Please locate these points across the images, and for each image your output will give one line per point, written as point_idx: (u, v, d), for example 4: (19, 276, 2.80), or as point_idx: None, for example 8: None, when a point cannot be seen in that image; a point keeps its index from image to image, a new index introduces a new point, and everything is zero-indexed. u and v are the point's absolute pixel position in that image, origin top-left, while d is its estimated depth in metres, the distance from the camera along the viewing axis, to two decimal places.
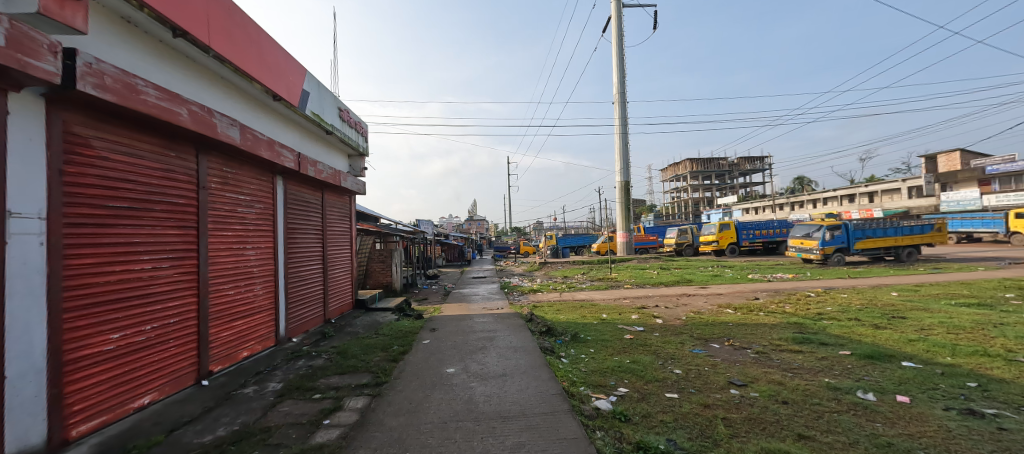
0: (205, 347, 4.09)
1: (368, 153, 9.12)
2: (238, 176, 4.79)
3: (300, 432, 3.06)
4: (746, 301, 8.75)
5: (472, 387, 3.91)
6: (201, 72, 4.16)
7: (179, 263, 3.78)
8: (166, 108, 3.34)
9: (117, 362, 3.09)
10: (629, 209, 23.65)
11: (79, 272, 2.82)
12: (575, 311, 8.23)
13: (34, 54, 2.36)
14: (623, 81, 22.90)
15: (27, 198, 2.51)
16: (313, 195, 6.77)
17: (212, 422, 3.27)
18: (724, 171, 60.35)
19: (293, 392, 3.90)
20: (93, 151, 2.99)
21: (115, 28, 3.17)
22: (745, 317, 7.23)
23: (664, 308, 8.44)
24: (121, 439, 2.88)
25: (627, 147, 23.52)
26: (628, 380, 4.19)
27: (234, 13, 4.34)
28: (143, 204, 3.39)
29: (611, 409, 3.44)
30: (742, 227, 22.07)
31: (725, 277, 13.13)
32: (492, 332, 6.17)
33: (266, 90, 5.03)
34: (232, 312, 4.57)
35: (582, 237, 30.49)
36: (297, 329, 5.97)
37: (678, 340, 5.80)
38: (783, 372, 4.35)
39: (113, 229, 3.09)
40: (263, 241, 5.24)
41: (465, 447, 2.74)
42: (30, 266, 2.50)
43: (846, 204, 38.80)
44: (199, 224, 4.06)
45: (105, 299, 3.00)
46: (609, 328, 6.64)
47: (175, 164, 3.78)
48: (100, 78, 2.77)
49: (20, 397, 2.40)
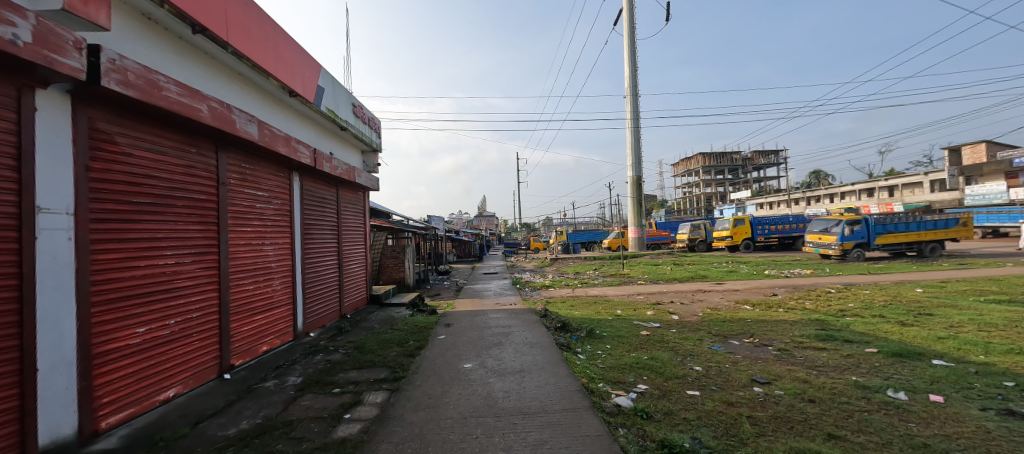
0: (227, 342, 4.14)
1: (381, 149, 9.13)
2: (257, 173, 4.82)
3: (322, 426, 3.07)
4: (764, 297, 8.61)
5: (490, 383, 3.89)
6: (220, 68, 4.17)
7: (201, 258, 3.81)
8: (188, 105, 3.35)
9: (141, 356, 3.13)
10: (641, 205, 23.27)
11: (105, 268, 2.85)
12: (589, 307, 8.16)
13: (60, 50, 2.36)
14: (635, 75, 22.57)
15: (54, 194, 2.54)
16: (328, 191, 6.80)
17: (235, 415, 3.32)
18: (737, 165, 59.38)
19: (313, 386, 3.93)
20: (118, 147, 3.02)
21: (137, 25, 3.19)
22: (764, 313, 7.10)
23: (680, 304, 8.34)
24: (148, 431, 2.93)
25: (637, 142, 23.22)
26: (647, 377, 4.14)
27: (252, 9, 4.36)
28: (166, 199, 3.43)
29: (632, 406, 3.38)
30: (757, 223, 21.67)
31: (741, 272, 12.92)
32: (508, 328, 6.14)
33: (283, 86, 5.04)
34: (252, 307, 4.61)
35: (591, 233, 30.33)
36: (314, 324, 6.02)
37: (696, 337, 5.71)
38: (808, 370, 4.24)
39: (137, 225, 3.13)
40: (281, 237, 5.28)
41: (486, 444, 2.71)
42: (58, 261, 2.53)
43: (864, 199, 37.86)
44: (219, 220, 4.09)
45: (131, 293, 3.05)
46: (624, 324, 6.57)
47: (196, 161, 3.81)
48: (123, 75, 2.78)
49: (51, 389, 2.45)
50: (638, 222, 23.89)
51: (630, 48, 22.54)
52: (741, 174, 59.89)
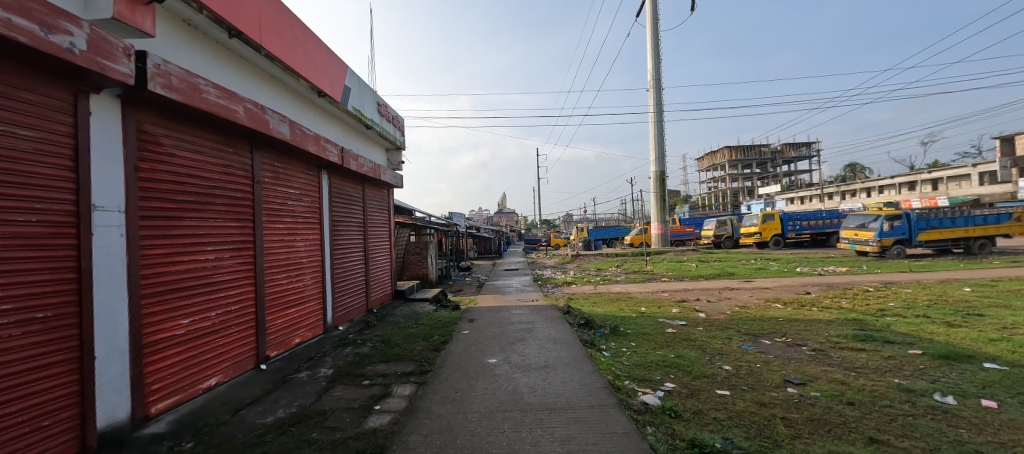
0: (263, 333, 4.32)
1: (405, 147, 9.28)
2: (289, 171, 4.98)
3: (354, 416, 3.17)
4: (796, 296, 8.29)
5: (515, 378, 3.91)
6: (253, 71, 4.33)
7: (238, 253, 3.98)
8: (226, 106, 3.50)
9: (186, 346, 3.30)
10: (665, 200, 22.80)
11: (153, 262, 3.02)
12: (612, 304, 8.09)
13: (111, 57, 2.49)
14: (658, 66, 22.03)
15: (108, 192, 2.70)
16: (354, 188, 6.95)
17: (272, 404, 3.46)
18: (765, 159, 57.18)
19: (344, 377, 4.06)
20: (163, 148, 3.18)
21: (178, 30, 3.33)
22: (797, 312, 6.84)
23: (707, 302, 8.14)
24: (193, 417, 3.10)
25: (660, 136, 22.71)
26: (674, 375, 4.06)
27: (283, 13, 4.49)
28: (206, 197, 3.59)
29: (659, 404, 3.33)
30: (787, 218, 20.86)
31: (771, 270, 12.47)
32: (530, 324, 6.16)
33: (312, 86, 5.18)
34: (286, 300, 4.78)
35: (613, 229, 29.99)
36: (343, 318, 6.20)
37: (725, 335, 5.57)
38: (845, 372, 4.07)
39: (180, 223, 3.30)
40: (311, 233, 5.45)
41: (514, 438, 2.72)
42: (112, 256, 2.69)
43: (905, 193, 35.78)
44: (254, 217, 4.25)
45: (176, 287, 3.22)
46: (649, 321, 6.49)
47: (233, 160, 3.97)
48: (167, 79, 2.92)
49: (107, 376, 2.62)
50: (661, 218, 23.41)
51: (653, 39, 22.04)
52: (770, 168, 57.70)
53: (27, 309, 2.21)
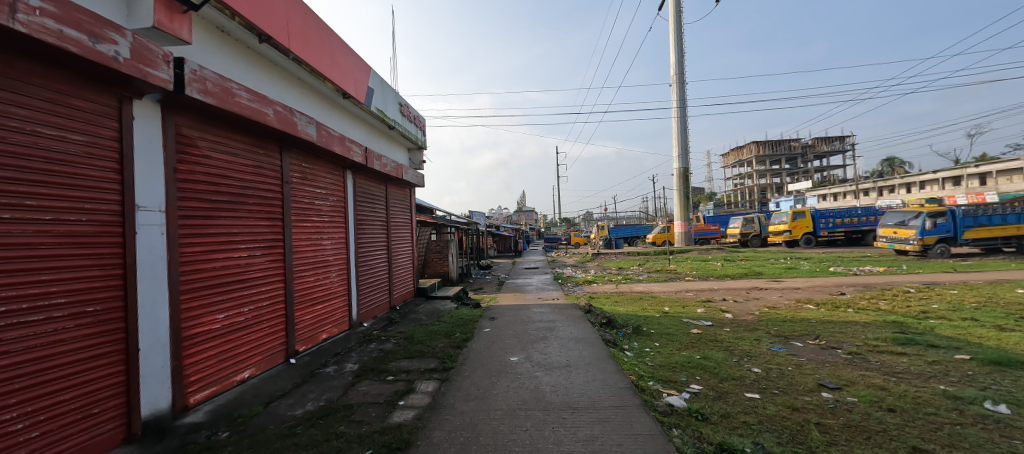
0: (292, 329, 4.47)
1: (426, 146, 9.40)
2: (315, 171, 5.13)
3: (379, 411, 3.23)
4: (829, 296, 7.93)
5: (537, 377, 3.90)
6: (282, 74, 4.47)
7: (269, 251, 4.13)
8: (257, 109, 3.63)
9: (221, 340, 3.45)
10: (688, 198, 22.25)
11: (191, 260, 3.16)
12: (634, 303, 7.96)
13: (152, 64, 2.62)
14: (681, 60, 21.49)
15: (149, 193, 2.84)
16: (377, 188, 7.09)
17: (302, 397, 3.57)
18: (795, 154, 54.90)
19: (369, 373, 4.14)
20: (199, 150, 3.32)
21: (213, 37, 3.48)
22: (830, 314, 6.55)
23: (734, 302, 7.89)
24: (228, 408, 3.23)
25: (684, 131, 22.15)
26: (700, 377, 3.96)
27: (310, 17, 4.62)
28: (239, 197, 3.74)
29: (685, 406, 3.25)
30: (819, 216, 19.97)
31: (802, 270, 11.99)
32: (552, 323, 6.13)
33: (337, 88, 5.30)
34: (314, 297, 4.93)
35: (634, 227, 29.52)
36: (367, 315, 6.35)
37: (753, 337, 5.38)
38: (885, 377, 3.86)
39: (216, 222, 3.45)
40: (337, 232, 5.60)
41: (537, 437, 2.72)
42: (154, 254, 2.84)
43: (949, 189, 33.61)
44: (284, 216, 4.40)
45: (212, 283, 3.36)
46: (673, 321, 6.35)
47: (263, 161, 4.11)
48: (203, 84, 3.05)
49: (150, 367, 2.76)
50: (684, 216, 22.88)
51: (676, 32, 21.50)
52: (800, 163, 55.37)
53: (79, 303, 2.35)
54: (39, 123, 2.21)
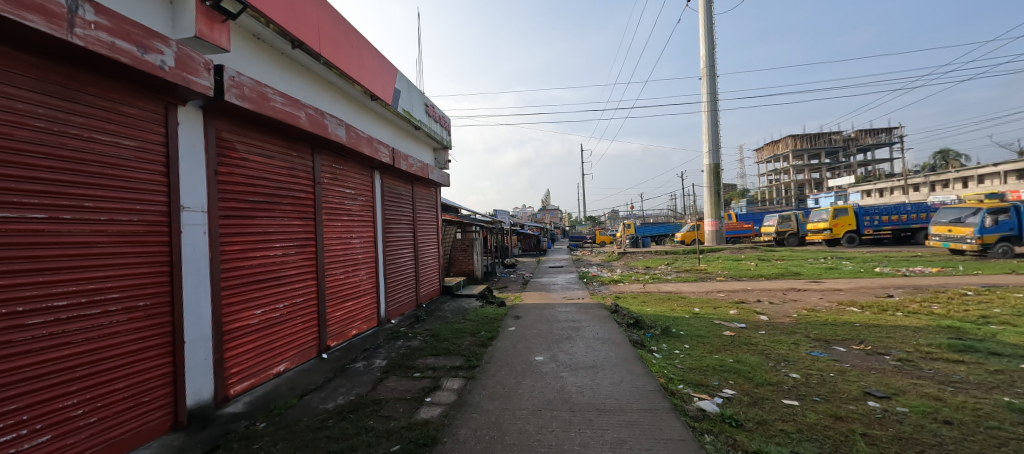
0: (324, 324, 4.62)
1: (452, 146, 9.49)
2: (345, 172, 5.27)
3: (407, 406, 3.29)
4: (875, 299, 7.43)
5: (562, 377, 3.87)
6: (314, 78, 4.62)
7: (302, 249, 4.28)
8: (290, 113, 3.76)
9: (258, 334, 3.61)
10: (719, 195, 21.46)
11: (231, 257, 3.32)
12: (662, 304, 7.75)
13: (194, 72, 2.76)
14: (711, 51, 20.72)
15: (193, 194, 3.00)
16: (404, 187, 7.23)
17: (333, 391, 3.69)
18: (835, 147, 51.85)
19: (396, 369, 4.23)
20: (238, 153, 3.48)
21: (250, 44, 3.63)
22: (877, 317, 6.13)
23: (769, 303, 7.54)
24: (265, 400, 3.38)
25: (714, 126, 21.37)
26: (733, 381, 3.79)
27: (339, 21, 4.75)
28: (274, 198, 3.89)
29: (718, 411, 3.12)
30: (862, 213, 18.77)
31: (844, 270, 11.30)
32: (577, 323, 6.05)
33: (365, 90, 5.43)
34: (344, 294, 5.08)
35: (661, 226, 28.80)
36: (395, 312, 6.48)
37: (791, 340, 5.11)
38: (940, 386, 3.57)
39: (253, 221, 3.60)
40: (366, 230, 5.75)
41: (563, 438, 2.69)
42: (198, 252, 3.00)
43: (1013, 183, 30.77)
44: (316, 216, 4.55)
45: (249, 280, 3.52)
46: (704, 323, 6.12)
47: (296, 163, 4.27)
48: (240, 89, 3.18)
49: (194, 359, 2.92)
50: (715, 214, 22.08)
51: (706, 22, 20.77)
52: (840, 157, 52.24)
53: (131, 297, 2.50)
54: (95, 130, 2.38)
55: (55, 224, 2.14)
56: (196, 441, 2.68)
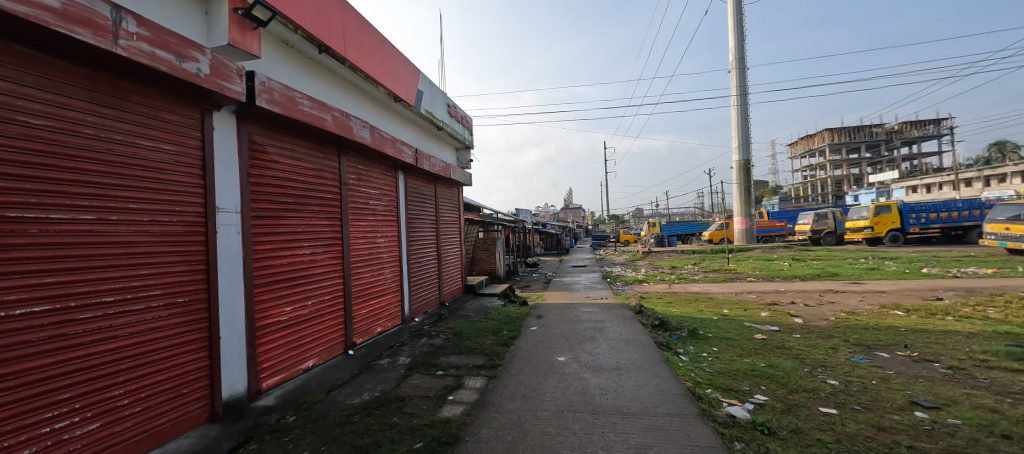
0: (351, 322, 4.74)
1: (474, 146, 9.55)
2: (370, 173, 5.39)
3: (429, 404, 3.32)
4: (923, 302, 6.94)
5: (585, 378, 3.81)
6: (340, 81, 4.74)
7: (330, 248, 4.41)
8: (317, 115, 3.87)
9: (289, 331, 3.74)
10: (749, 192, 20.65)
11: (262, 256, 3.45)
12: (689, 305, 7.53)
13: (227, 78, 2.88)
14: (741, 42, 19.94)
15: (227, 195, 3.14)
16: (427, 187, 7.33)
17: (359, 387, 3.78)
18: (877, 141, 48.85)
19: (420, 366, 4.29)
20: (269, 156, 3.61)
21: (279, 50, 3.76)
22: (925, 322, 5.72)
23: (804, 306, 7.18)
24: (295, 394, 3.50)
25: (744, 120, 20.57)
26: (765, 387, 3.63)
27: (364, 25, 4.85)
28: (302, 198, 4.02)
29: (749, 418, 3.00)
30: (907, 210, 17.61)
31: (887, 271, 10.62)
32: (600, 323, 5.96)
33: (389, 92, 5.52)
34: (369, 292, 5.19)
35: (688, 224, 28.01)
36: (418, 310, 6.59)
37: (829, 345, 4.85)
38: (997, 398, 3.29)
39: (282, 221, 3.73)
40: (390, 230, 5.86)
41: (586, 441, 2.64)
42: (232, 251, 3.13)
43: None
44: (342, 216, 4.67)
45: (280, 278, 3.65)
46: (734, 325, 5.90)
47: (323, 164, 4.39)
48: (271, 94, 3.30)
49: (229, 353, 3.06)
50: (745, 212, 21.27)
51: (735, 13, 20.03)
52: (883, 151, 49.19)
53: (171, 294, 2.64)
54: (139, 135, 2.52)
55: (103, 225, 2.28)
56: (230, 432, 2.80)
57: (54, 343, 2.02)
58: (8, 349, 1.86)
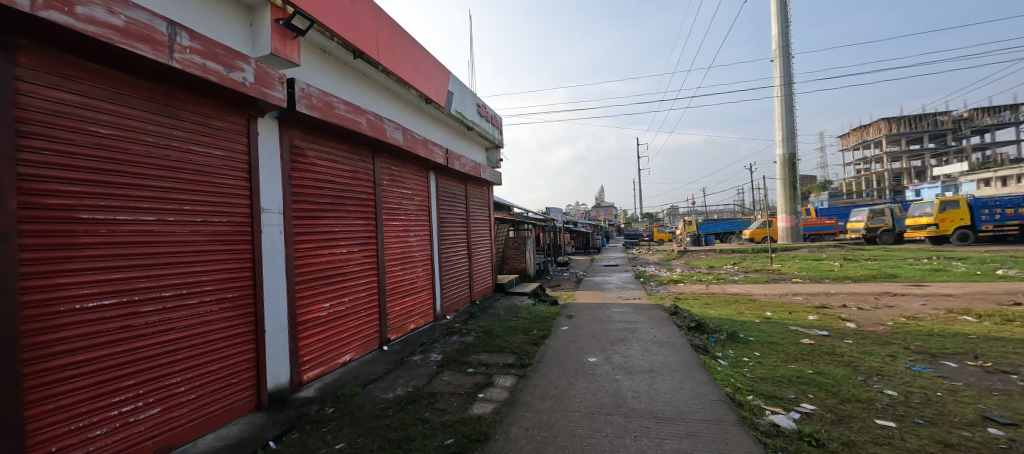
0: (385, 318, 4.88)
1: (503, 145, 9.57)
2: (402, 173, 5.53)
3: (460, 401, 3.37)
4: (999, 307, 6.25)
5: (617, 380, 3.72)
6: (374, 86, 4.89)
7: (365, 247, 4.56)
8: (352, 119, 4.01)
9: (327, 326, 3.90)
10: (794, 188, 19.47)
11: (303, 255, 3.62)
12: (728, 306, 7.19)
13: (270, 86, 3.04)
14: (786, 29, 18.81)
15: (271, 197, 3.31)
16: (458, 187, 7.43)
17: (393, 382, 3.89)
18: (942, 129, 44.54)
19: (451, 364, 4.36)
20: (308, 159, 3.78)
21: (317, 57, 3.92)
22: (1001, 329, 5.15)
23: (858, 309, 6.66)
24: (333, 387, 3.65)
25: (788, 112, 19.41)
26: (813, 395, 3.40)
27: (396, 29, 4.97)
28: (339, 199, 4.18)
29: (794, 427, 2.81)
30: (978, 205, 15.95)
31: (955, 272, 9.67)
32: (633, 324, 5.82)
33: (420, 94, 5.63)
34: (402, 290, 5.33)
35: (726, 223, 26.77)
36: (449, 308, 6.69)
37: (886, 352, 4.47)
38: None
39: (321, 221, 3.90)
40: (422, 229, 5.98)
41: (617, 444, 2.58)
42: (275, 249, 3.31)
43: None
44: (376, 215, 4.82)
45: (319, 275, 3.82)
46: (778, 328, 5.57)
47: (359, 166, 4.55)
48: (310, 99, 3.45)
49: (274, 346, 3.24)
50: (789, 209, 20.06)
51: None
52: (949, 141, 44.79)
53: (221, 289, 2.83)
54: (192, 142, 2.71)
55: (162, 225, 2.47)
56: (274, 421, 2.97)
57: (121, 333, 2.22)
58: (83, 338, 2.06)
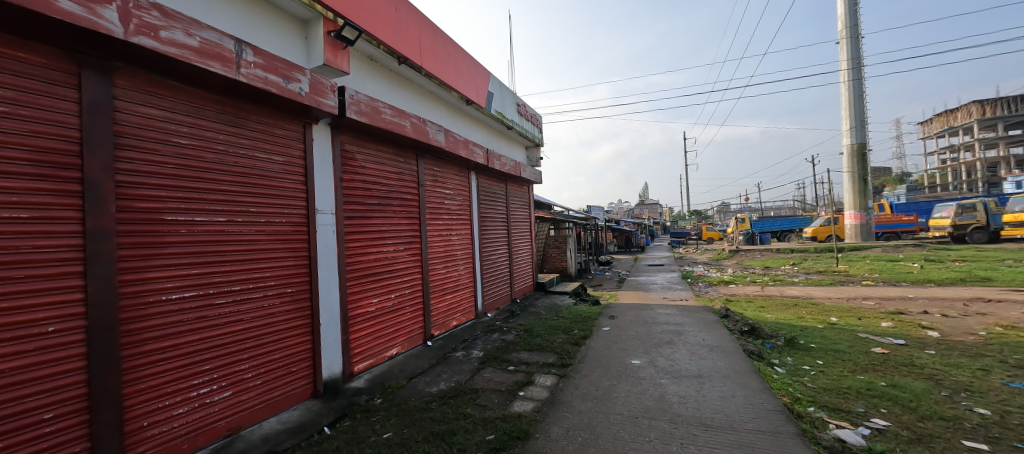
0: (429, 314, 5.04)
1: (543, 144, 9.53)
2: (444, 174, 5.67)
3: (501, 398, 3.41)
4: None
5: (662, 384, 3.59)
6: (417, 90, 5.05)
7: (409, 246, 4.73)
8: (397, 122, 4.18)
9: (376, 320, 4.10)
10: (864, 181, 17.77)
11: (353, 253, 3.83)
12: (787, 310, 6.68)
13: (323, 94, 3.23)
14: (853, 8, 17.15)
15: (325, 198, 3.53)
16: (498, 186, 7.49)
17: (436, 376, 4.02)
18: None
19: (492, 361, 4.42)
20: (357, 162, 3.98)
21: (365, 65, 4.12)
22: None
23: (943, 316, 5.92)
24: (382, 378, 3.84)
25: (857, 98, 17.69)
26: (887, 410, 3.07)
27: (437, 33, 5.10)
28: (386, 200, 4.38)
29: (863, 444, 2.56)
30: None
31: None
32: (680, 326, 5.57)
33: (461, 96, 5.74)
34: (445, 287, 5.47)
35: (783, 220, 24.87)
36: (490, 306, 6.78)
37: (979, 366, 3.93)
38: None
39: (370, 221, 4.10)
40: (463, 228, 6.10)
41: (662, 450, 2.49)
42: (329, 248, 3.53)
43: None
44: (420, 215, 4.98)
45: (368, 272, 4.02)
46: (845, 335, 5.10)
47: (403, 168, 4.73)
48: (359, 106, 3.64)
49: (328, 338, 3.46)
50: (858, 204, 18.26)
51: None
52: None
53: (283, 284, 3.07)
54: (256, 149, 2.95)
55: (232, 225, 2.72)
56: (329, 408, 3.18)
57: (199, 322, 2.48)
58: (168, 326, 2.33)
